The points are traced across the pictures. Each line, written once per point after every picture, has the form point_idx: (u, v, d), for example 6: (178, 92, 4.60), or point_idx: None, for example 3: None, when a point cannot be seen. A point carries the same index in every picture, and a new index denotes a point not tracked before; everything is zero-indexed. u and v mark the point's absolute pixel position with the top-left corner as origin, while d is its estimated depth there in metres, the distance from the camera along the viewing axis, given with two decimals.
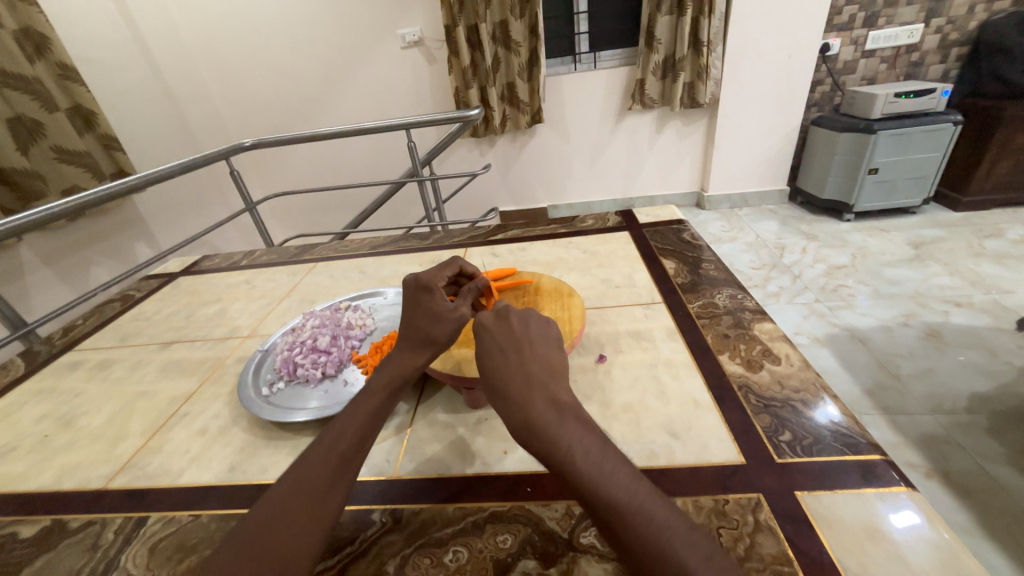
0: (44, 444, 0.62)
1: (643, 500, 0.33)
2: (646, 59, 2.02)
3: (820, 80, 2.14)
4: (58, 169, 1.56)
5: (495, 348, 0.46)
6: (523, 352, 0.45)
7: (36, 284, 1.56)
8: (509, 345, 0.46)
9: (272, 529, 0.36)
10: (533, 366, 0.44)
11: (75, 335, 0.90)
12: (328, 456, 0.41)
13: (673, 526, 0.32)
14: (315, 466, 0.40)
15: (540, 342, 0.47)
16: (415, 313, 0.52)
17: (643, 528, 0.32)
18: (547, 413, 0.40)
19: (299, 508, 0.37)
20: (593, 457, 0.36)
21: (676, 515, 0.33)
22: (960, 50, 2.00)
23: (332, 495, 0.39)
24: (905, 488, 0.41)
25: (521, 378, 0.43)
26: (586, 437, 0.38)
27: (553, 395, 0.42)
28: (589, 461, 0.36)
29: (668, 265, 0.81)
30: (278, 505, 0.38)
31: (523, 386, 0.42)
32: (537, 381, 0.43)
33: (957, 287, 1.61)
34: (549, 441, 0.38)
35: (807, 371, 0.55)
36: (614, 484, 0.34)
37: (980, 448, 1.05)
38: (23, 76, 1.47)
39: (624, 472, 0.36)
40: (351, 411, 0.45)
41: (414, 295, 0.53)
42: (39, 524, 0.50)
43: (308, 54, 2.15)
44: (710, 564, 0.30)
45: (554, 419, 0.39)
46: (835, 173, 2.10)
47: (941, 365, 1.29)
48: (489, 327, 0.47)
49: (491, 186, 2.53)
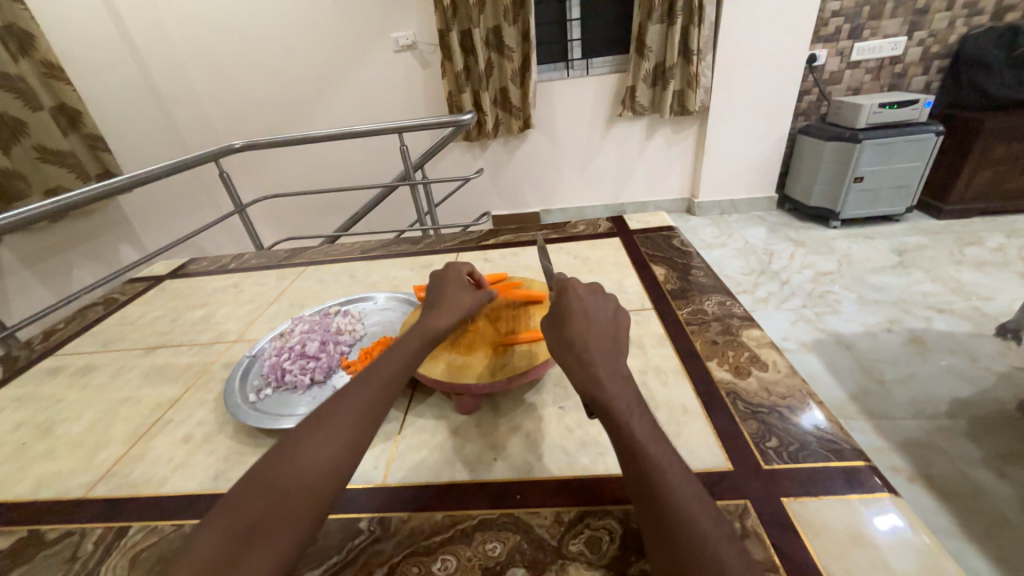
0: (21, 452, 0.60)
1: (674, 469, 0.36)
2: (637, 67, 2.04)
3: (807, 90, 2.18)
4: (40, 169, 1.53)
5: (577, 310, 0.48)
6: (596, 323, 0.47)
7: (16, 286, 1.52)
8: (587, 312, 0.48)
9: (281, 478, 0.37)
10: (604, 336, 0.46)
11: (56, 339, 0.88)
12: (341, 416, 0.41)
13: (697, 496, 0.35)
14: (325, 425, 0.41)
15: (612, 320, 0.49)
16: (449, 286, 0.59)
17: (669, 490, 0.35)
18: (609, 375, 0.42)
19: (306, 462, 0.38)
20: (643, 421, 0.39)
21: (702, 493, 0.35)
22: (941, 62, 2.06)
23: (338, 456, 0.39)
24: (888, 494, 0.41)
25: (593, 341, 0.45)
26: (639, 404, 0.41)
27: (617, 363, 0.44)
28: (640, 422, 0.39)
29: (658, 272, 0.82)
30: (289, 453, 0.38)
31: (592, 348, 0.45)
32: (606, 349, 0.45)
33: (939, 293, 1.64)
34: (607, 397, 0.41)
35: (793, 377, 0.56)
36: (655, 451, 0.37)
37: (961, 452, 1.07)
38: (6, 74, 1.44)
39: (664, 444, 0.38)
40: (367, 379, 0.46)
41: (450, 276, 0.60)
42: (14, 535, 0.48)
43: (299, 56, 2.14)
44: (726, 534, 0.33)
45: (616, 381, 0.42)
46: (821, 181, 2.14)
47: (924, 370, 1.32)
48: (573, 292, 0.50)
49: (484, 190, 2.53)
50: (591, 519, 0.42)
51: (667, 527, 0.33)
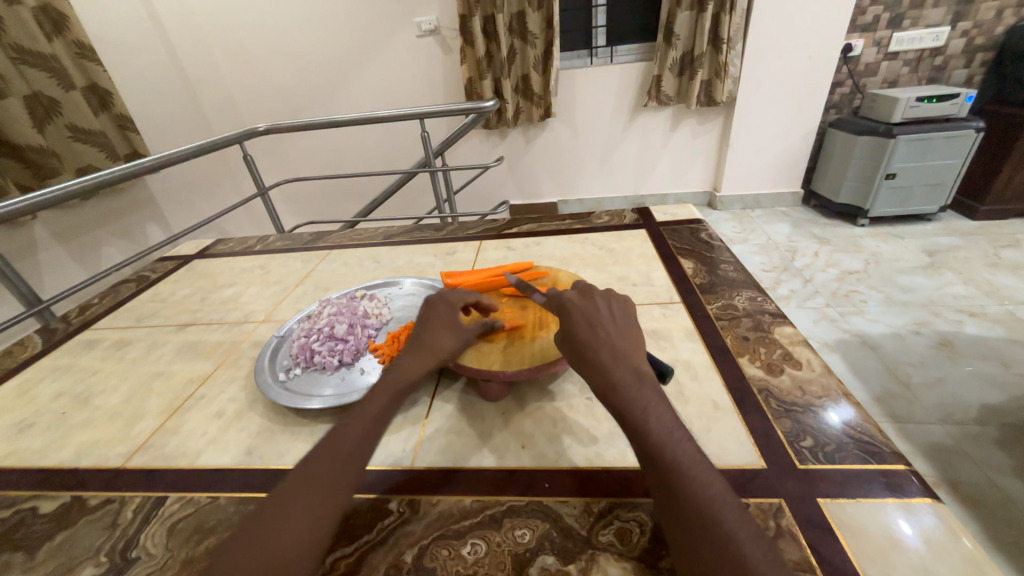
0: (62, 421, 0.62)
1: (697, 472, 0.36)
2: (663, 55, 1.99)
3: (840, 82, 2.10)
4: (72, 148, 1.57)
5: (584, 319, 0.47)
6: (610, 326, 0.47)
7: (48, 261, 1.57)
8: (594, 318, 0.47)
9: (274, 532, 0.35)
10: (619, 339, 0.46)
11: (91, 314, 0.91)
12: (331, 458, 0.40)
13: (724, 501, 0.34)
14: (318, 469, 0.39)
15: (623, 321, 0.48)
16: (430, 320, 0.54)
17: (695, 494, 0.34)
18: (627, 378, 0.42)
19: (299, 512, 0.36)
20: (663, 425, 0.39)
21: (728, 491, 0.35)
22: (985, 55, 1.96)
23: (330, 506, 0.37)
24: (929, 499, 0.40)
25: (606, 347, 0.45)
26: (661, 407, 0.40)
27: (634, 363, 0.44)
28: (659, 427, 0.39)
29: (686, 265, 0.80)
30: (281, 506, 0.37)
31: (607, 353, 0.44)
32: (621, 350, 0.45)
33: (971, 296, 1.59)
34: (626, 402, 0.41)
35: (829, 377, 0.54)
36: (678, 452, 0.37)
37: (990, 460, 1.04)
38: (41, 54, 1.47)
39: (688, 443, 0.38)
40: (360, 410, 0.44)
41: (432, 306, 0.55)
42: (58, 500, 0.50)
43: (322, 40, 2.13)
44: (756, 537, 0.32)
45: (633, 384, 0.42)
46: (851, 177, 2.07)
47: (953, 374, 1.28)
48: (576, 304, 0.49)
49: (501, 179, 2.52)
50: (621, 510, 0.42)
51: (697, 534, 0.33)
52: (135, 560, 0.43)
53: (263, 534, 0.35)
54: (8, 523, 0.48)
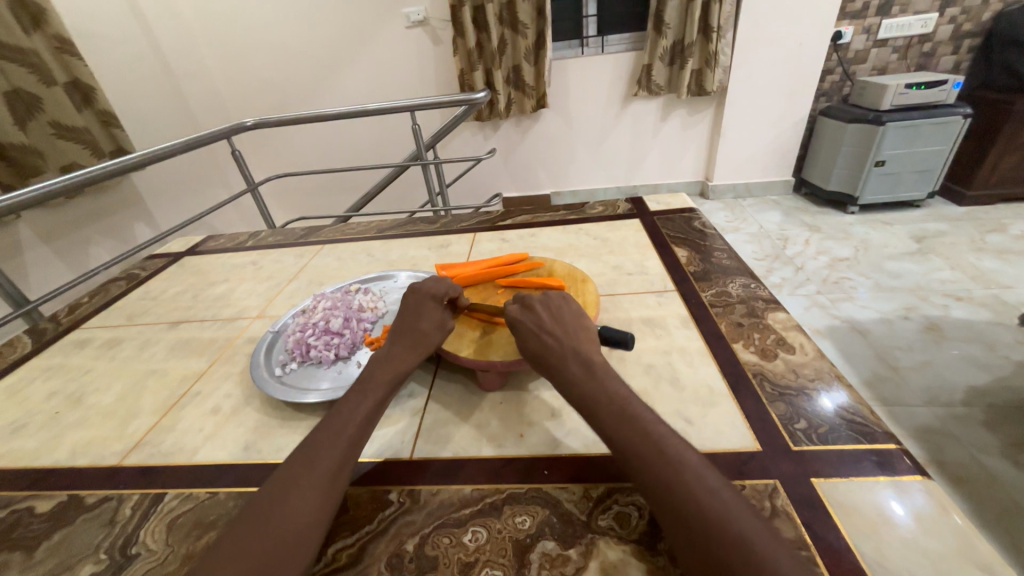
0: (56, 420, 0.62)
1: (661, 437, 0.38)
2: (654, 44, 1.98)
3: (830, 70, 2.10)
4: (56, 146, 1.53)
5: (529, 331, 0.49)
6: (560, 332, 0.48)
7: (35, 261, 1.54)
8: (540, 327, 0.49)
9: (275, 512, 0.36)
10: (567, 338, 0.47)
11: (81, 313, 0.90)
12: (321, 445, 0.41)
13: (690, 461, 0.36)
14: (309, 457, 0.40)
15: (573, 324, 0.49)
16: (413, 316, 0.54)
17: (657, 462, 0.36)
18: (578, 370, 0.44)
19: (300, 496, 0.37)
20: (616, 402, 0.41)
21: (694, 455, 0.37)
22: (972, 41, 1.97)
23: (333, 487, 0.39)
24: (920, 477, 0.41)
25: (556, 348, 0.47)
26: (617, 387, 0.42)
27: (584, 355, 0.46)
28: (614, 407, 0.40)
29: (680, 253, 0.81)
30: (280, 492, 0.37)
31: (558, 355, 0.46)
32: (571, 348, 0.46)
33: (958, 281, 1.61)
34: (582, 390, 0.43)
35: (821, 360, 0.55)
36: (640, 426, 0.38)
37: (976, 439, 1.06)
38: (19, 48, 1.43)
39: (649, 415, 0.40)
40: (356, 398, 0.45)
41: (421, 300, 0.55)
42: (55, 499, 0.50)
43: (308, 33, 2.10)
44: (724, 495, 0.34)
45: (585, 376, 0.44)
46: (840, 165, 2.09)
47: (940, 358, 1.30)
48: (519, 320, 0.50)
49: (494, 171, 2.50)
50: (620, 495, 0.42)
51: (664, 502, 0.34)
52: (135, 556, 0.43)
53: (267, 522, 0.35)
54: (5, 523, 0.48)
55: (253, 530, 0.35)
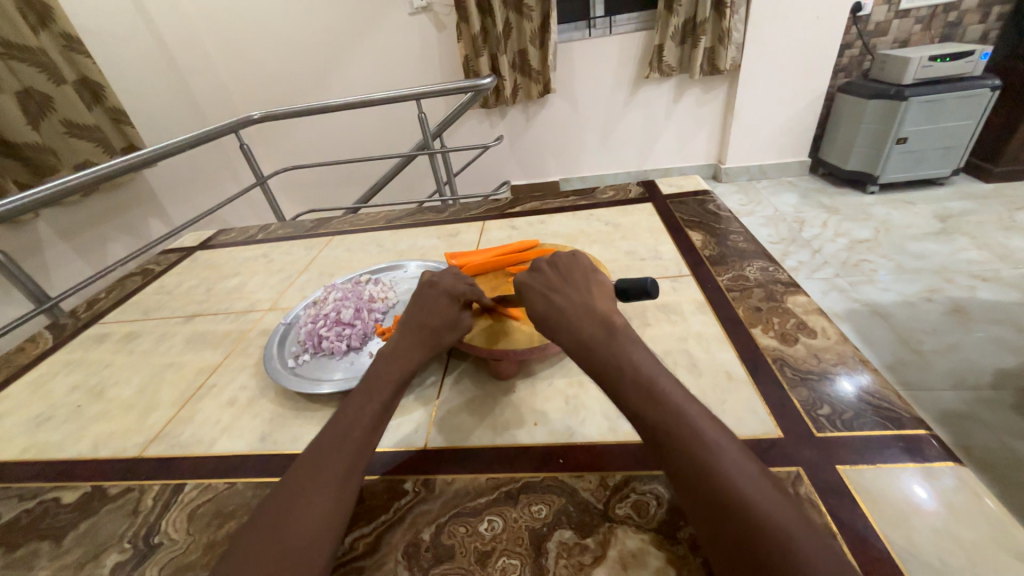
0: (78, 413, 0.63)
1: (690, 416, 0.36)
2: (664, 23, 1.92)
3: (849, 43, 2.02)
4: (69, 144, 1.55)
5: (537, 291, 0.48)
6: (567, 289, 0.48)
7: (54, 259, 1.57)
8: (550, 288, 0.48)
9: (288, 518, 0.35)
10: (578, 296, 0.47)
11: (99, 309, 0.91)
12: (334, 443, 0.40)
13: (722, 444, 0.34)
14: (323, 456, 0.39)
15: (582, 279, 0.49)
16: (424, 316, 0.52)
17: (687, 445, 0.34)
18: (596, 333, 0.43)
19: (316, 496, 0.37)
20: (640, 377, 0.39)
21: (728, 437, 0.35)
22: (1002, 8, 1.87)
23: (345, 491, 0.38)
24: (951, 463, 0.39)
25: (564, 308, 0.46)
26: (641, 361, 0.41)
27: (600, 318, 0.44)
28: (638, 383, 0.39)
29: (695, 237, 0.79)
30: (296, 491, 0.37)
31: (566, 314, 0.45)
32: (582, 307, 0.45)
33: (985, 261, 1.56)
34: (604, 359, 0.41)
35: (845, 345, 0.53)
36: (666, 405, 0.37)
37: (1003, 423, 1.03)
38: (29, 48, 1.44)
39: (675, 392, 0.38)
40: (366, 396, 0.44)
41: (436, 295, 0.53)
42: (80, 490, 0.51)
43: (311, 23, 2.07)
44: (759, 481, 0.32)
45: (604, 338, 0.42)
46: (860, 144, 2.01)
47: (966, 340, 1.26)
48: (528, 283, 0.50)
49: (502, 159, 2.48)
50: (637, 483, 0.41)
51: (697, 487, 0.32)
52: (158, 545, 0.43)
53: (285, 522, 0.35)
54: (33, 514, 0.49)
55: (265, 538, 0.34)
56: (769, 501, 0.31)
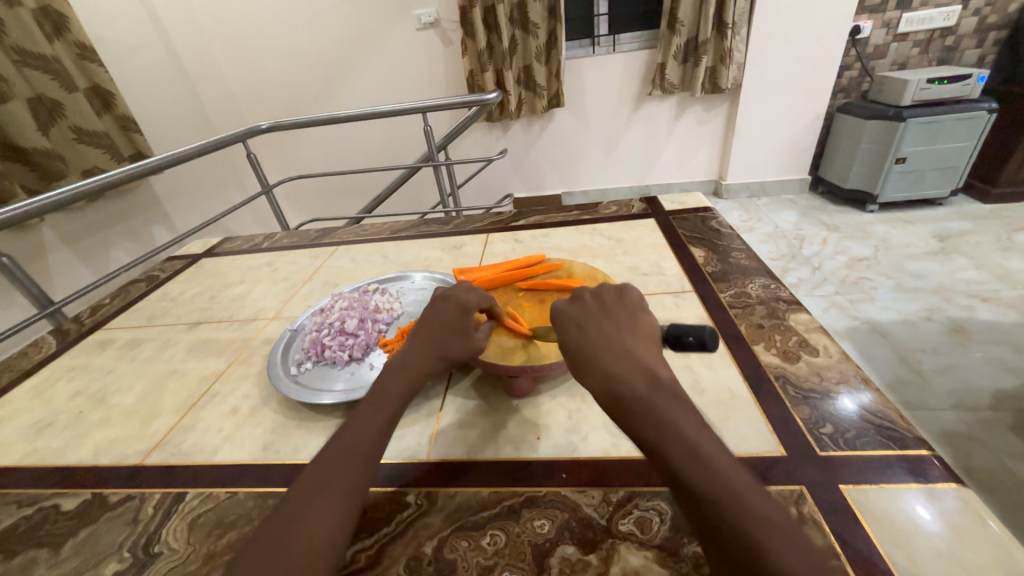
0: (79, 419, 0.63)
1: (740, 489, 0.31)
2: (667, 42, 1.96)
3: (848, 65, 2.06)
4: (77, 150, 1.57)
5: (572, 321, 0.46)
6: (605, 324, 0.45)
7: (58, 264, 1.58)
8: (585, 321, 0.46)
9: (289, 530, 0.35)
10: (617, 335, 0.44)
11: (103, 314, 0.92)
12: (340, 455, 0.40)
13: (747, 497, 0.31)
14: (328, 468, 0.39)
15: (624, 316, 0.46)
16: (435, 329, 0.52)
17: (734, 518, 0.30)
18: (640, 390, 0.38)
19: (320, 508, 0.36)
20: (685, 440, 0.35)
21: (755, 489, 0.31)
22: (998, 33, 1.91)
23: (350, 504, 0.38)
24: (954, 484, 0.40)
25: (599, 346, 0.43)
26: (688, 420, 0.36)
27: (644, 370, 0.40)
28: (683, 448, 0.34)
29: (697, 253, 0.79)
30: (301, 502, 0.37)
31: (597, 350, 0.43)
32: (619, 346, 0.43)
33: (984, 281, 1.56)
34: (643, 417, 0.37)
35: (846, 363, 0.53)
36: (708, 467, 0.32)
37: (1004, 444, 1.03)
38: (42, 56, 1.47)
39: (724, 460, 0.33)
40: (372, 409, 0.45)
41: (448, 308, 0.54)
42: (80, 497, 0.51)
43: (321, 36, 2.12)
44: (790, 536, 0.29)
45: (643, 389, 0.38)
46: (859, 163, 2.04)
47: (965, 360, 1.26)
48: (563, 312, 0.48)
49: (505, 172, 2.50)
50: (640, 499, 0.41)
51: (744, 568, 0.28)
52: (157, 554, 0.43)
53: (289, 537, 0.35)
54: (32, 521, 0.49)
55: (266, 550, 0.34)
56: (796, 552, 0.28)
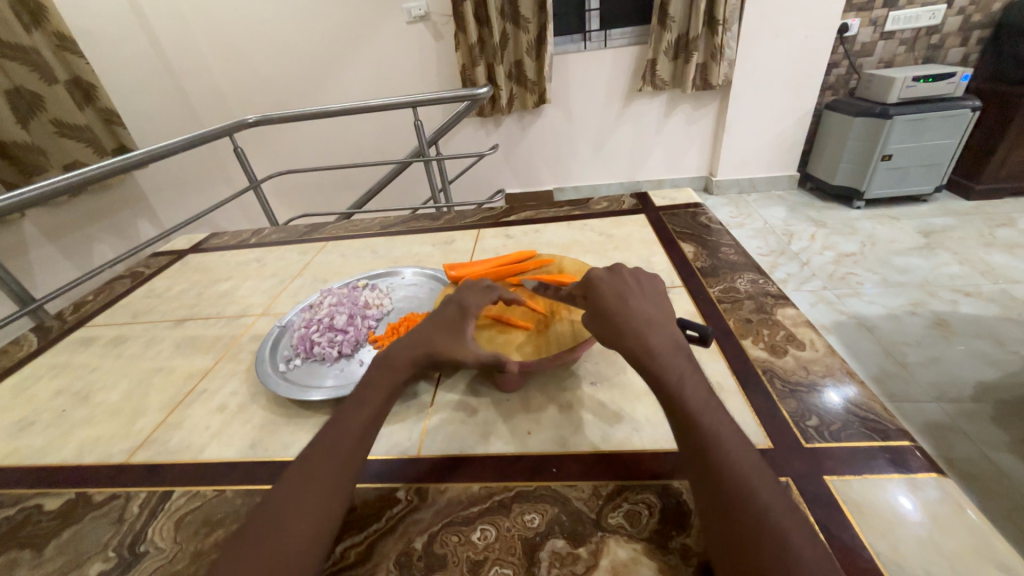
0: (62, 418, 0.62)
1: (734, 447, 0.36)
2: (658, 38, 1.96)
3: (836, 62, 2.07)
4: (58, 144, 1.53)
5: (611, 289, 0.48)
6: (640, 297, 0.48)
7: (40, 260, 1.55)
8: (625, 290, 0.48)
9: (284, 522, 0.35)
10: (647, 305, 0.47)
11: (86, 311, 0.90)
12: (324, 454, 0.40)
13: (749, 463, 0.35)
14: (312, 467, 0.39)
15: (653, 294, 0.49)
16: (434, 326, 0.51)
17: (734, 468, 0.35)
18: (664, 346, 0.43)
19: (304, 508, 0.36)
20: (698, 396, 0.40)
21: (754, 460, 0.36)
22: (982, 32, 1.94)
23: (334, 501, 0.37)
24: (934, 474, 0.40)
25: (638, 314, 0.46)
26: (698, 382, 0.41)
27: (670, 336, 0.44)
28: (696, 403, 0.39)
29: (687, 249, 0.80)
30: (284, 502, 0.37)
31: (636, 315, 0.46)
32: (650, 316, 0.46)
33: (966, 276, 1.60)
34: (663, 372, 0.41)
35: (832, 357, 0.54)
36: (716, 423, 0.38)
37: (984, 436, 1.05)
38: (20, 47, 1.42)
39: (724, 418, 0.38)
40: (355, 405, 0.44)
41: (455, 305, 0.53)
42: (63, 497, 0.50)
43: (309, 29, 2.08)
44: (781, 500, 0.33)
45: (671, 353, 0.43)
46: (846, 159, 2.06)
47: (948, 353, 1.29)
48: (605, 279, 0.49)
49: (496, 167, 2.49)
50: (629, 493, 0.42)
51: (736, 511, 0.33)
52: (144, 554, 0.43)
53: (275, 534, 0.34)
54: (14, 521, 0.48)
55: (262, 543, 0.34)
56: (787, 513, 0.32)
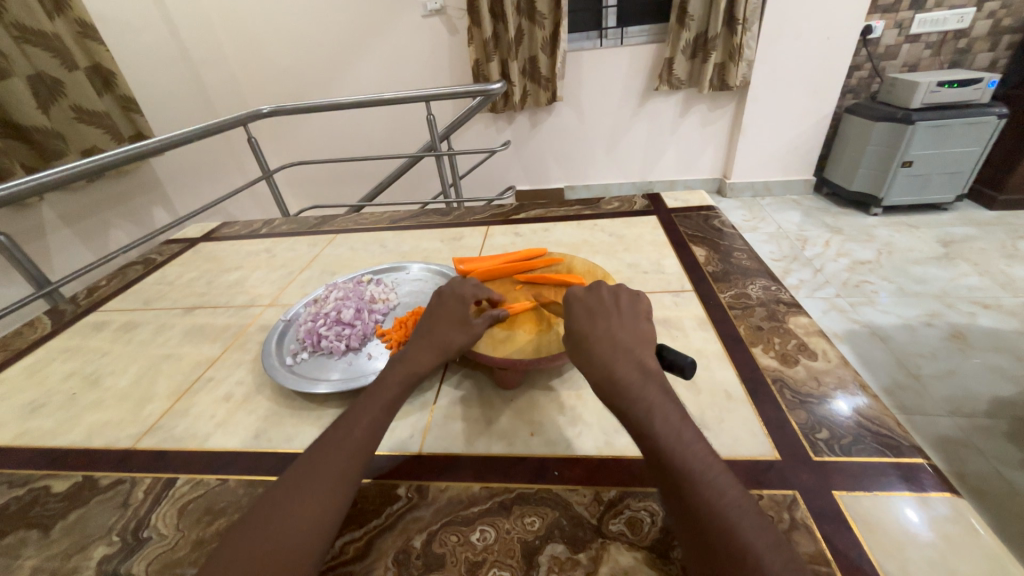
0: (73, 401, 0.63)
1: (716, 475, 0.34)
2: (675, 37, 1.93)
3: (858, 65, 2.03)
4: (77, 130, 1.56)
5: (583, 310, 0.47)
6: (614, 316, 0.46)
7: (57, 243, 1.57)
8: (596, 308, 0.47)
9: (267, 532, 0.34)
10: (618, 324, 0.45)
11: (99, 296, 0.91)
12: (313, 463, 0.39)
13: (731, 496, 0.33)
14: (298, 478, 0.38)
15: (629, 308, 0.47)
16: (434, 319, 0.52)
17: (713, 501, 0.33)
18: (631, 374, 0.40)
19: (288, 521, 0.35)
20: (671, 423, 0.37)
21: (740, 493, 0.33)
22: (1012, 37, 1.88)
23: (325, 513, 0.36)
24: (949, 494, 0.39)
25: (606, 338, 0.44)
26: (669, 406, 0.38)
27: (639, 360, 0.42)
28: (666, 430, 0.37)
29: (698, 253, 0.79)
30: (268, 513, 0.35)
31: (605, 338, 0.44)
32: (622, 343, 0.43)
33: (985, 287, 1.56)
34: (630, 400, 0.39)
35: (844, 368, 0.53)
36: (690, 454, 0.35)
37: (999, 453, 1.03)
38: (43, 33, 1.44)
39: (701, 447, 0.36)
40: (351, 414, 0.43)
41: (446, 299, 0.54)
42: (70, 479, 0.51)
43: (325, 21, 2.09)
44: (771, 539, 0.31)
45: (638, 380, 0.40)
46: (865, 165, 2.02)
47: (963, 366, 1.26)
48: (579, 298, 0.48)
49: (508, 164, 2.48)
50: (631, 499, 0.41)
51: (717, 551, 0.31)
52: (146, 539, 0.43)
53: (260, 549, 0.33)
54: (21, 502, 0.49)
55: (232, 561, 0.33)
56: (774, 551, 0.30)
